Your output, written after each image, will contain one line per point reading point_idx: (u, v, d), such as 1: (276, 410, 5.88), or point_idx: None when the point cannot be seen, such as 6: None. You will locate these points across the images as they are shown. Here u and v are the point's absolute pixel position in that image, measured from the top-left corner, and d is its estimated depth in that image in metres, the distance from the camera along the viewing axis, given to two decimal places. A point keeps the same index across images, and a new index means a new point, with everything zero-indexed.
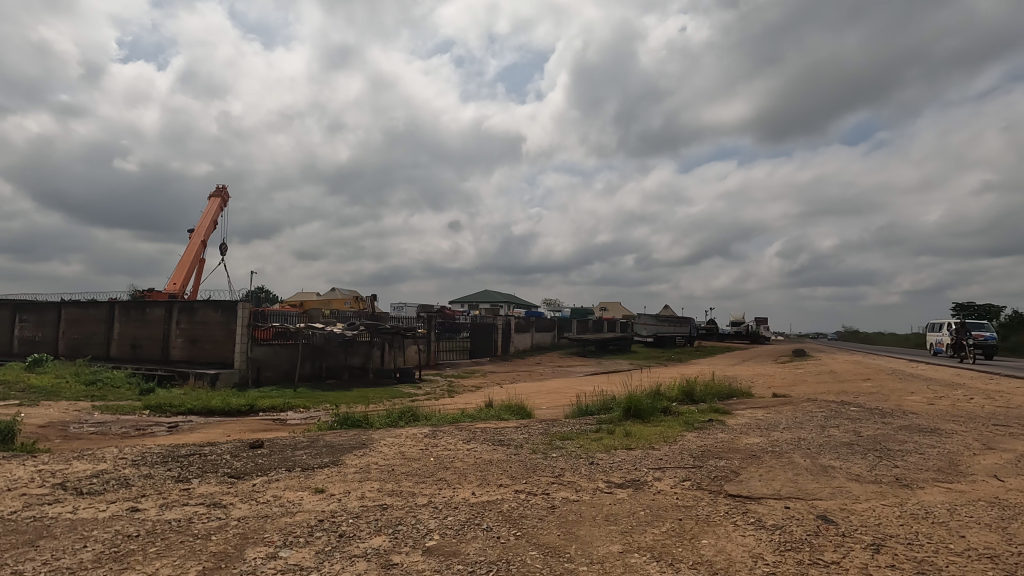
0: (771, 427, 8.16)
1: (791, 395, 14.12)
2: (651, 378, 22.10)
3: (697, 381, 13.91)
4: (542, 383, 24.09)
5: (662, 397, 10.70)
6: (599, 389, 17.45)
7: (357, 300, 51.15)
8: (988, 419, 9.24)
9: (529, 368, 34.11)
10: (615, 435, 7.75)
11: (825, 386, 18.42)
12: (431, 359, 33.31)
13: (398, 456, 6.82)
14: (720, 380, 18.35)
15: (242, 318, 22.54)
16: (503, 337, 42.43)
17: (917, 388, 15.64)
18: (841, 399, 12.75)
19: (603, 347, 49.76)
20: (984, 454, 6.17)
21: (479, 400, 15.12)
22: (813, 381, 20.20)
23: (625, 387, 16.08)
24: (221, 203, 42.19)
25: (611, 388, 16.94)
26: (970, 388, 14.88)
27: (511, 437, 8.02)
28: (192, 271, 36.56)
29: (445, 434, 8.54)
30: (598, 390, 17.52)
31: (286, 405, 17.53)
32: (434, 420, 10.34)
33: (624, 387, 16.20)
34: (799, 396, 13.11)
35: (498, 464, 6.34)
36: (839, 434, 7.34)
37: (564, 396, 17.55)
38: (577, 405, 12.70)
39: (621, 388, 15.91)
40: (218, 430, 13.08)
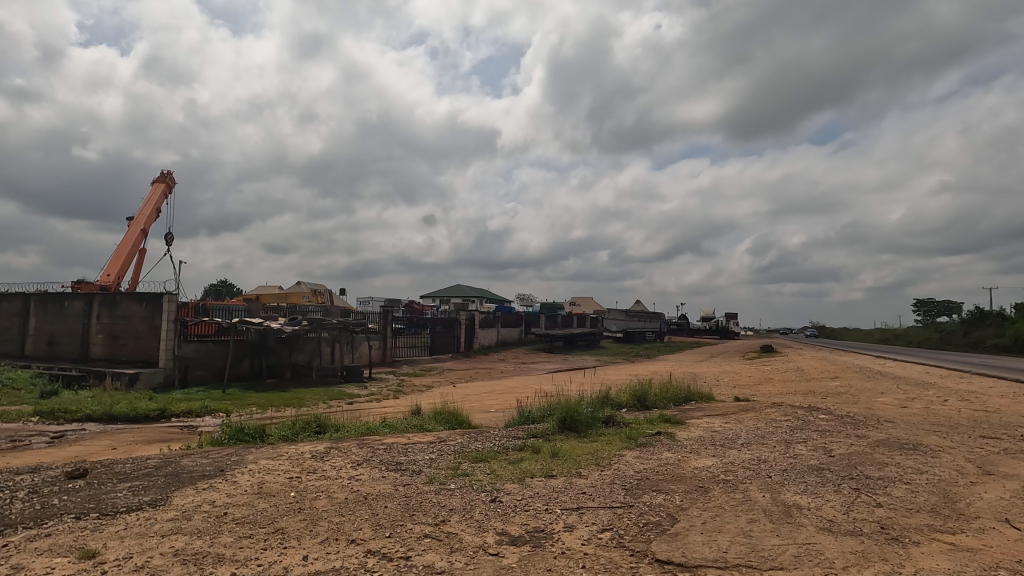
0: (727, 443, 6.85)
1: (754, 398, 12.98)
2: (611, 378, 20.93)
3: (653, 383, 12.64)
4: (498, 383, 22.71)
5: (609, 404, 9.35)
6: (551, 391, 16.12)
7: (315, 294, 48.85)
8: (972, 428, 8.12)
9: (490, 365, 32.67)
10: (539, 456, 6.33)
11: (791, 385, 17.42)
12: (387, 355, 31.63)
13: (246, 493, 5.23)
14: (680, 381, 17.23)
15: (167, 313, 20.47)
16: (467, 332, 40.89)
17: (887, 389, 14.72)
18: (807, 403, 11.64)
19: (571, 343, 48.67)
20: (982, 485, 4.95)
21: (417, 405, 13.60)
22: (778, 380, 19.27)
23: (577, 389, 14.77)
24: (165, 189, 39.35)
25: (564, 389, 15.60)
26: (941, 389, 13.99)
27: (413, 459, 6.53)
28: (129, 262, 33.92)
29: (336, 455, 6.98)
30: (550, 391, 16.18)
31: (203, 409, 15.65)
32: (342, 432, 8.81)
33: (577, 389, 14.87)
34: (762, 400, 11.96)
35: (369, 506, 4.82)
36: (809, 454, 6.04)
37: (514, 398, 16.16)
38: (518, 410, 11.32)
39: (573, 390, 14.60)
40: (107, 443, 11.29)
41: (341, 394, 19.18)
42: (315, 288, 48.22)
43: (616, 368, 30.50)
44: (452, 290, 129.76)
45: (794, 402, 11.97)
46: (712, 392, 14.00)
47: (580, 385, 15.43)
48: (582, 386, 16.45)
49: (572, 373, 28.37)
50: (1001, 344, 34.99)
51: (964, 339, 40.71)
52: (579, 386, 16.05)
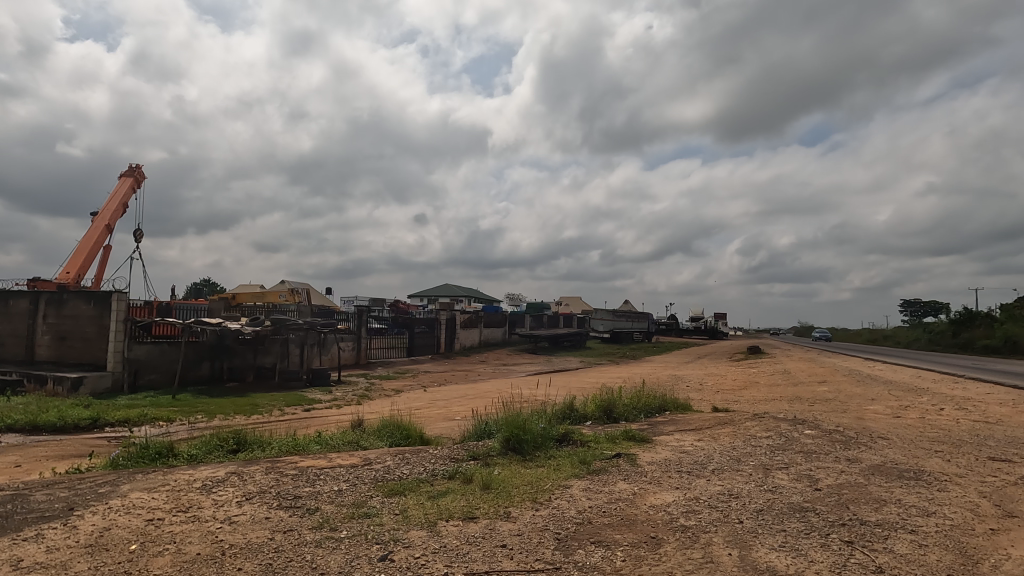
0: (696, 469, 5.79)
1: (736, 406, 11.96)
2: (589, 383, 19.93)
3: (627, 390, 11.54)
4: (472, 387, 21.64)
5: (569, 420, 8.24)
6: (520, 398, 15.12)
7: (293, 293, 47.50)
8: (976, 447, 7.11)
9: (469, 367, 31.47)
10: (466, 489, 5.22)
11: (777, 390, 16.50)
12: (362, 357, 30.46)
13: (73, 548, 4.08)
14: (661, 387, 16.18)
15: (116, 313, 19.17)
16: (447, 332, 39.68)
17: (877, 395, 13.80)
18: (793, 413, 10.62)
19: (556, 344, 47.68)
20: (1006, 535, 3.92)
21: (371, 415, 12.41)
22: (763, 384, 18.37)
23: (546, 396, 13.76)
24: (133, 183, 37.76)
25: (534, 396, 14.57)
26: (935, 396, 13.05)
27: (318, 491, 5.40)
28: (91, 259, 32.38)
29: (231, 485, 5.82)
30: (521, 398, 15.15)
31: (142, 417, 14.36)
32: (261, 452, 7.65)
33: (547, 396, 13.85)
34: (744, 409, 10.94)
35: (218, 569, 3.70)
36: (793, 488, 4.97)
37: (483, 404, 15.08)
38: (474, 422, 10.24)
39: (541, 398, 13.57)
40: (12, 457, 10.02)
41: (302, 400, 17.95)
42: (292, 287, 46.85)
43: (599, 371, 29.53)
44: (441, 289, 128.33)
45: (778, 411, 10.99)
46: (690, 400, 12.99)
47: (553, 391, 14.43)
48: (554, 392, 15.42)
49: (553, 375, 27.38)
50: (991, 344, 34.40)
51: (954, 340, 40.21)
52: (550, 393, 15.03)
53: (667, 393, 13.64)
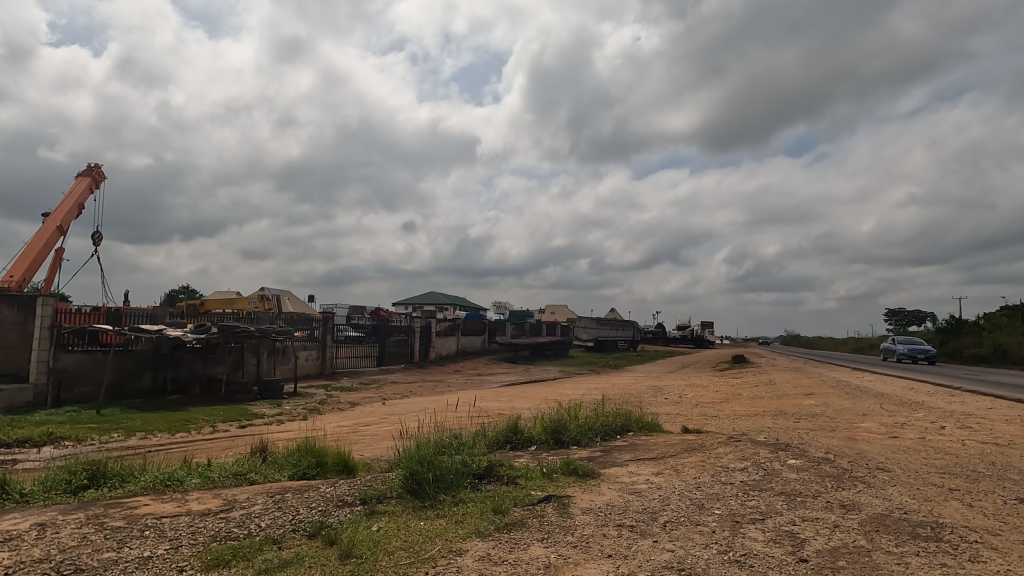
0: (643, 520, 4.35)
1: (712, 426, 10.55)
2: (559, 397, 18.51)
3: (589, 407, 10.07)
4: (436, 399, 20.11)
5: (506, 450, 6.77)
6: (479, 413, 13.63)
7: (263, 300, 45.62)
8: (996, 481, 5.76)
9: (441, 377, 29.88)
10: (316, 560, 3.72)
11: (760, 403, 15.16)
12: (327, 366, 28.81)
13: None
14: (634, 404, 14.77)
15: (41, 319, 17.44)
16: (422, 341, 38.02)
17: (868, 410, 12.50)
18: (775, 434, 9.23)
19: (537, 352, 46.20)
20: None
21: (299, 437, 10.82)
22: (746, 397, 17.06)
23: (504, 413, 12.31)
24: (91, 183, 35.82)
25: (493, 411, 13.10)
26: (931, 412, 11.79)
27: (115, 562, 3.87)
28: (38, 261, 30.37)
29: (14, 547, 4.27)
30: (480, 414, 13.65)
31: (47, 436, 12.66)
32: (113, 490, 6.08)
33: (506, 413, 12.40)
34: (720, 430, 9.53)
35: None
36: (768, 558, 3.54)
37: (437, 419, 13.57)
38: (407, 446, 8.73)
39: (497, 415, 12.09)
40: None
41: (242, 416, 16.29)
42: (262, 293, 44.89)
43: (576, 382, 28.08)
44: (426, 295, 126.60)
45: (758, 431, 9.61)
46: (661, 418, 11.59)
47: (513, 407, 12.98)
48: (518, 406, 14.00)
49: (527, 386, 25.87)
50: (980, 353, 33.52)
51: (941, 349, 39.38)
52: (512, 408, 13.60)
53: (637, 411, 12.26)
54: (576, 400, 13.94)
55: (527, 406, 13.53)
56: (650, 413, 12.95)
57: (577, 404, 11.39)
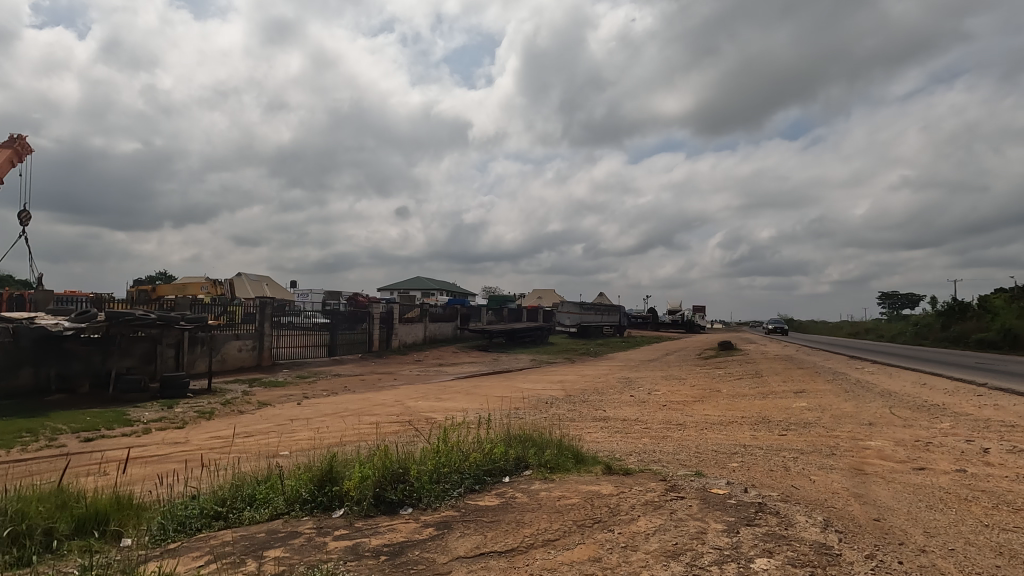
0: None
1: (662, 456, 7.53)
2: (505, 403, 15.52)
3: (485, 434, 7.09)
4: (363, 398, 17.03)
5: (253, 549, 3.80)
6: (376, 439, 10.62)
7: (216, 286, 42.54)
8: None
9: (394, 368, 26.96)
10: None
11: (741, 406, 12.25)
12: (265, 358, 25.83)
13: None
14: (580, 419, 11.87)
15: None
16: (382, 328, 35.03)
17: (875, 418, 9.63)
18: (743, 472, 6.24)
19: (513, 338, 43.37)
20: None
21: (98, 477, 7.88)
22: (724, 396, 14.18)
23: (396, 444, 9.29)
24: (13, 155, 32.36)
25: (391, 434, 10.11)
26: (959, 422, 8.95)
27: None
28: None
29: None
30: (375, 440, 10.66)
31: None
32: None
33: (400, 441, 9.44)
34: (664, 464, 6.52)
35: None
36: None
37: (322, 440, 10.56)
38: (179, 501, 5.59)
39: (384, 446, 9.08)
40: None
41: (108, 422, 13.26)
42: (214, 278, 41.75)
43: (542, 373, 25.13)
44: (411, 280, 123.40)
45: (721, 466, 6.66)
46: (600, 446, 8.71)
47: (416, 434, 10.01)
48: (430, 431, 11.02)
49: (483, 379, 22.92)
50: (986, 338, 30.93)
51: (943, 334, 36.74)
52: (419, 434, 10.63)
53: (572, 433, 9.35)
54: (505, 426, 11.00)
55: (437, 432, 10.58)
56: (595, 435, 10.05)
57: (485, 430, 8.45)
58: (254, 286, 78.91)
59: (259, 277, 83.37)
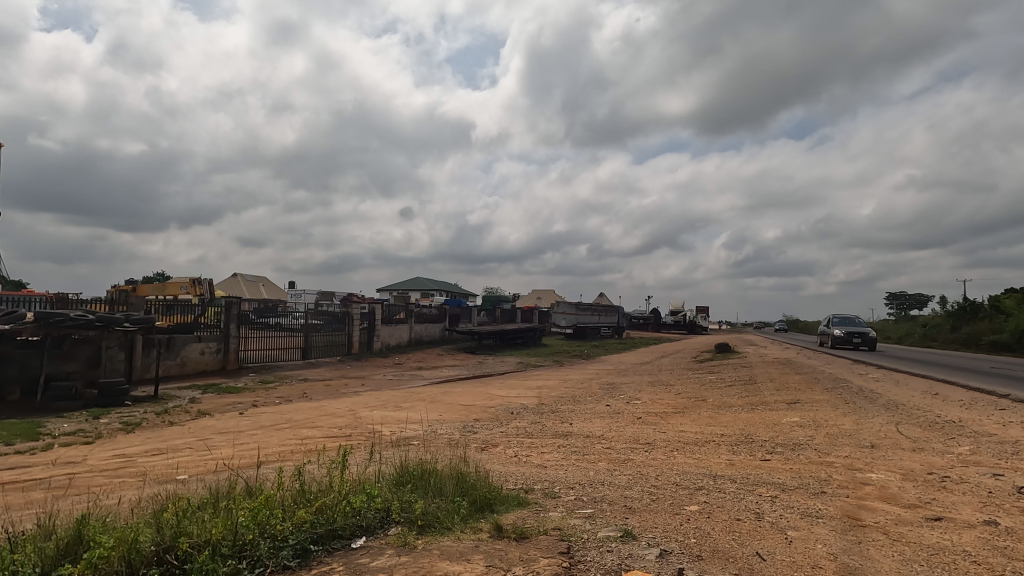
0: None
1: (603, 496, 5.97)
2: (466, 414, 13.93)
3: (376, 473, 5.58)
4: (315, 407, 15.48)
5: None
6: (293, 463, 9.10)
7: (197, 286, 41.15)
8: None
9: (369, 372, 25.48)
10: None
11: (723, 420, 10.65)
12: (231, 362, 24.40)
13: None
14: (536, 438, 10.32)
15: None
16: (363, 329, 33.54)
17: (877, 439, 8.04)
18: (692, 525, 4.72)
19: (503, 340, 41.80)
20: None
21: None
22: (708, 407, 12.57)
23: (303, 474, 7.77)
24: None
25: (307, 462, 8.59)
26: (981, 445, 7.34)
27: None
28: None
29: None
30: (292, 463, 9.14)
31: None
32: None
33: (310, 473, 7.91)
34: (594, 514, 4.96)
35: None
36: None
37: (229, 467, 9.00)
38: None
39: (286, 478, 7.54)
40: None
41: (11, 436, 11.76)
42: (193, 278, 40.24)
43: (523, 378, 23.53)
44: (411, 281, 122.73)
45: (669, 515, 5.13)
46: (541, 479, 7.17)
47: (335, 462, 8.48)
48: (360, 455, 9.50)
49: (458, 385, 21.43)
50: (1000, 340, 29.15)
51: (954, 336, 34.99)
52: (345, 459, 9.12)
53: (512, 466, 7.82)
54: (446, 449, 9.48)
55: (364, 459, 9.04)
56: (546, 460, 8.48)
57: (400, 463, 6.91)
58: (249, 287, 78.26)
59: (254, 277, 82.13)
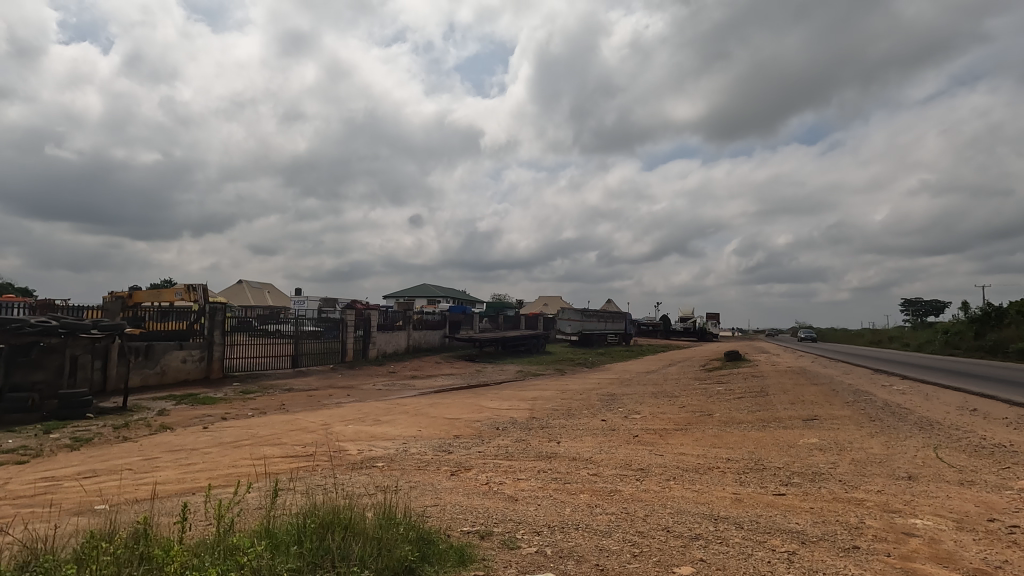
0: None
1: (570, 552, 4.66)
2: (446, 430, 12.68)
3: (280, 529, 4.37)
4: (286, 421, 14.24)
5: None
6: (231, 493, 7.84)
7: (192, 291, 40.21)
8: None
9: (358, 381, 24.25)
10: None
11: (730, 440, 9.30)
12: (214, 371, 23.34)
13: None
14: (514, 461, 9.06)
15: None
16: (358, 336, 32.39)
17: (916, 469, 6.67)
18: None
19: (505, 348, 40.49)
20: None
21: None
22: (713, 423, 11.20)
23: (227, 513, 6.51)
24: None
25: (240, 496, 7.36)
26: None
27: None
28: None
29: None
30: (232, 493, 7.89)
31: None
32: None
33: (240, 510, 6.64)
34: None
35: None
36: None
37: (151, 499, 7.78)
38: None
39: (203, 517, 6.27)
40: None
41: None
42: (188, 283, 39.34)
43: (519, 388, 22.19)
44: (417, 287, 121.98)
45: None
46: (506, 520, 5.89)
47: (276, 493, 7.20)
48: (312, 482, 8.22)
49: (449, 395, 20.20)
50: None
51: (979, 343, 33.15)
52: (292, 488, 7.85)
53: (474, 506, 6.53)
54: (408, 478, 8.24)
55: (315, 488, 7.77)
56: (518, 491, 7.20)
57: (329, 504, 5.63)
58: (255, 294, 78.29)
59: (260, 284, 81.94)
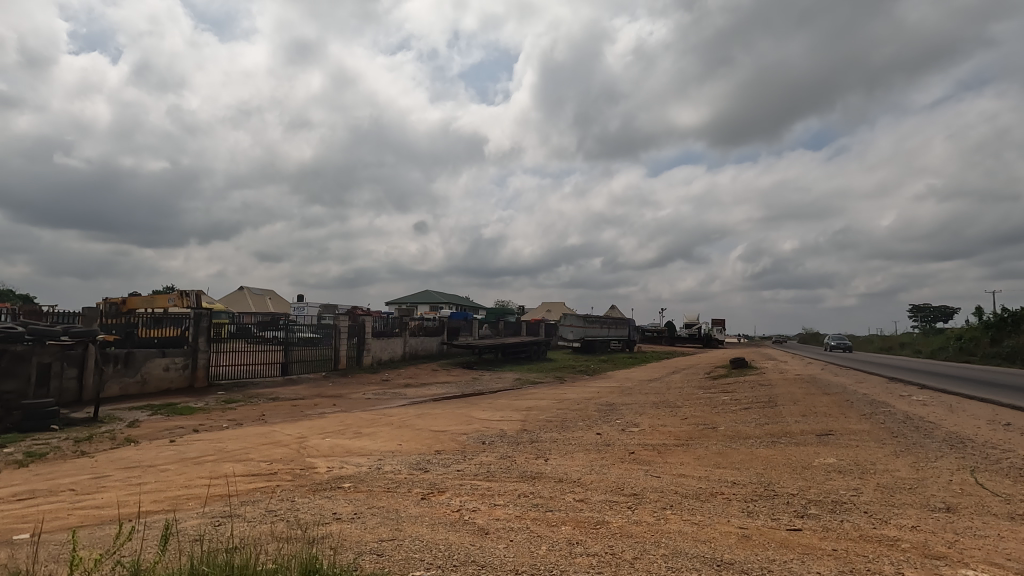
0: None
1: None
2: (428, 445, 11.73)
3: None
4: (260, 434, 13.29)
5: None
6: (168, 520, 6.93)
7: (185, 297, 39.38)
8: None
9: (347, 390, 23.32)
10: None
11: (735, 459, 8.34)
12: (199, 379, 22.43)
13: None
14: (493, 483, 8.10)
15: None
16: (352, 342, 31.49)
17: (954, 499, 5.68)
18: None
19: (504, 354, 39.50)
20: None
21: None
22: (717, 438, 10.22)
23: (149, 549, 5.59)
24: None
25: (174, 526, 6.44)
26: None
27: None
28: None
29: None
30: (170, 520, 6.96)
31: None
32: None
33: (166, 544, 5.72)
34: None
35: None
36: None
37: (75, 528, 6.85)
38: None
39: (116, 557, 5.34)
40: None
41: None
42: (181, 289, 38.51)
43: (515, 397, 21.20)
44: (420, 294, 121.20)
45: None
46: (468, 562, 4.94)
47: (216, 523, 6.29)
48: (266, 507, 7.31)
49: (440, 405, 19.22)
50: None
51: (995, 349, 31.90)
52: (240, 515, 6.93)
53: (434, 541, 5.60)
54: (372, 503, 7.30)
55: (265, 516, 6.84)
56: (492, 521, 6.27)
57: (255, 547, 4.69)
58: (256, 301, 77.82)
59: (261, 291, 81.39)
